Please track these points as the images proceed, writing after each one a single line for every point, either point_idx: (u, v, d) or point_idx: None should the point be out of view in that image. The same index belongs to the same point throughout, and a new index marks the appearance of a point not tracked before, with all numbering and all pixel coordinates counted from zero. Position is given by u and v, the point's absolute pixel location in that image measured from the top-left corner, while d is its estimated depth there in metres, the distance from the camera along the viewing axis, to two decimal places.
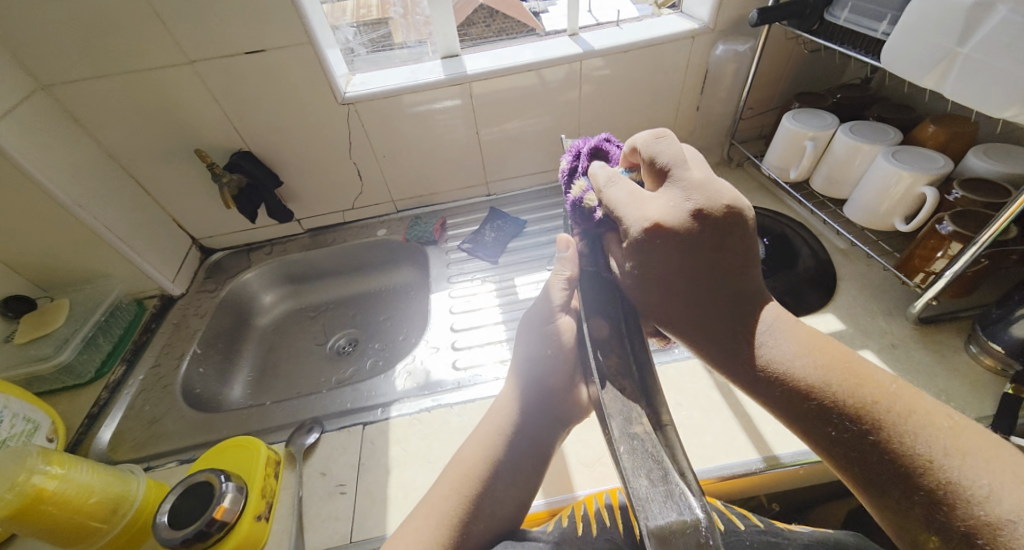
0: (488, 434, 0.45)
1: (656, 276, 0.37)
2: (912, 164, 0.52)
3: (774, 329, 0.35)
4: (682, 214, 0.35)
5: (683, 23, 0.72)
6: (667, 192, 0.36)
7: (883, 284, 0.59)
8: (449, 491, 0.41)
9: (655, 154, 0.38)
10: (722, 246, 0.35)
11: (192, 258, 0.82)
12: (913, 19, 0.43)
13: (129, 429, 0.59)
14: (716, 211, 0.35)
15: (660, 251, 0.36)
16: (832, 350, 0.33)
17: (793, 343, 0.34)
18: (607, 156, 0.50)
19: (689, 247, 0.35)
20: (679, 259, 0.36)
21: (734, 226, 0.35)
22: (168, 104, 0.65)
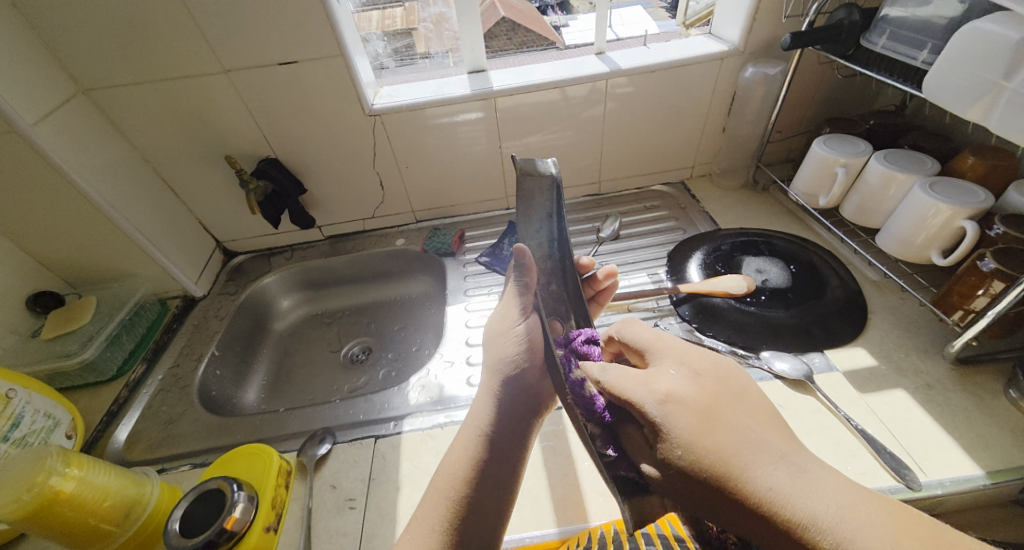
0: (470, 436, 0.44)
1: (694, 471, 0.31)
2: (950, 196, 0.50)
3: (831, 498, 0.29)
4: (687, 384, 0.35)
5: (712, 44, 0.72)
6: (663, 367, 0.37)
7: (917, 319, 0.57)
8: (439, 497, 0.40)
9: (633, 340, 0.41)
10: (736, 411, 0.34)
11: (215, 260, 0.84)
12: (958, 49, 0.42)
13: (145, 429, 0.60)
14: (707, 369, 0.37)
15: (684, 422, 0.33)
16: (907, 521, 0.28)
17: (860, 520, 0.28)
18: (552, 174, 0.49)
19: (712, 421, 0.33)
20: (708, 434, 0.32)
21: (733, 386, 0.36)
22: (202, 110, 0.67)
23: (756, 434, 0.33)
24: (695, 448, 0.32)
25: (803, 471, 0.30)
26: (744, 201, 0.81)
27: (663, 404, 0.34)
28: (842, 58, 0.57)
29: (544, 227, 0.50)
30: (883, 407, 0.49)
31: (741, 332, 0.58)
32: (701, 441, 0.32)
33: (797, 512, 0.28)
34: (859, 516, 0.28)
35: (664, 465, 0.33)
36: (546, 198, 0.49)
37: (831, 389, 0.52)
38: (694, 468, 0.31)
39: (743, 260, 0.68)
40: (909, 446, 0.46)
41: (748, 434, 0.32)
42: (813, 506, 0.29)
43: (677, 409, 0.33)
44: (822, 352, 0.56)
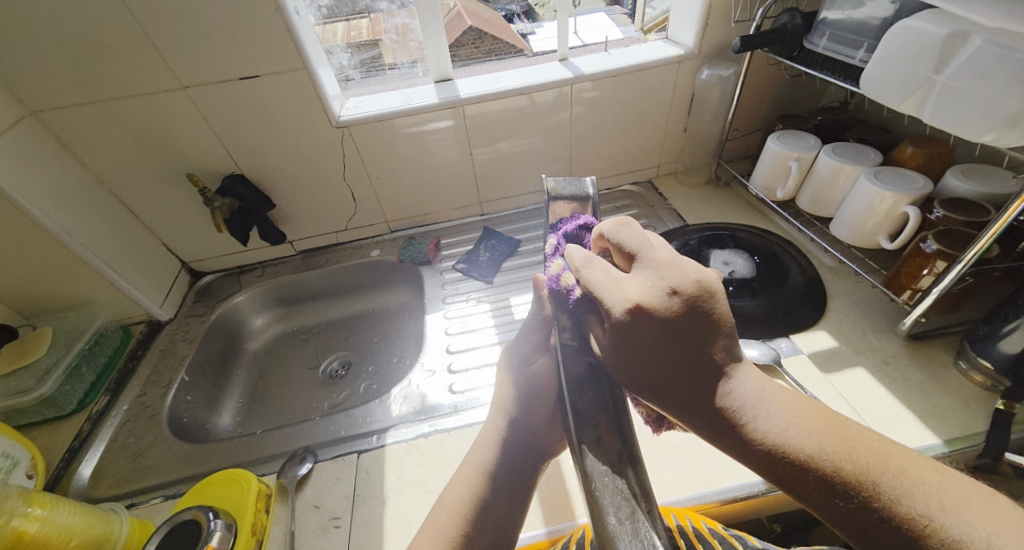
0: (472, 472, 0.42)
1: (636, 358, 0.33)
2: (893, 184, 0.54)
3: (767, 400, 0.32)
4: (661, 295, 0.33)
5: (669, 48, 0.75)
6: (640, 273, 0.35)
7: (872, 301, 0.60)
8: (436, 532, 0.38)
9: (625, 240, 0.37)
10: (704, 321, 0.33)
11: (180, 282, 0.81)
12: (890, 47, 0.45)
13: (112, 463, 0.57)
14: (690, 289, 0.33)
15: (638, 336, 0.33)
16: (816, 413, 0.32)
17: (780, 407, 0.32)
18: (590, 195, 0.50)
19: (673, 331, 0.32)
20: (659, 339, 0.33)
21: (713, 297, 0.33)
22: (160, 129, 0.65)
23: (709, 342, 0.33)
24: (643, 343, 0.33)
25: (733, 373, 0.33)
26: (709, 197, 0.84)
27: (632, 312, 0.33)
28: (788, 59, 0.60)
29: None
30: (846, 385, 0.52)
31: None
32: (658, 345, 0.33)
33: (730, 406, 0.32)
34: (783, 409, 0.32)
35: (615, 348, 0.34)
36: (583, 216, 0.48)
37: (798, 372, 0.54)
38: (640, 355, 0.33)
39: (711, 254, 0.70)
40: (871, 421, 0.49)
41: (702, 346, 0.33)
42: (741, 397, 0.32)
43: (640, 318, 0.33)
44: (788, 337, 0.58)
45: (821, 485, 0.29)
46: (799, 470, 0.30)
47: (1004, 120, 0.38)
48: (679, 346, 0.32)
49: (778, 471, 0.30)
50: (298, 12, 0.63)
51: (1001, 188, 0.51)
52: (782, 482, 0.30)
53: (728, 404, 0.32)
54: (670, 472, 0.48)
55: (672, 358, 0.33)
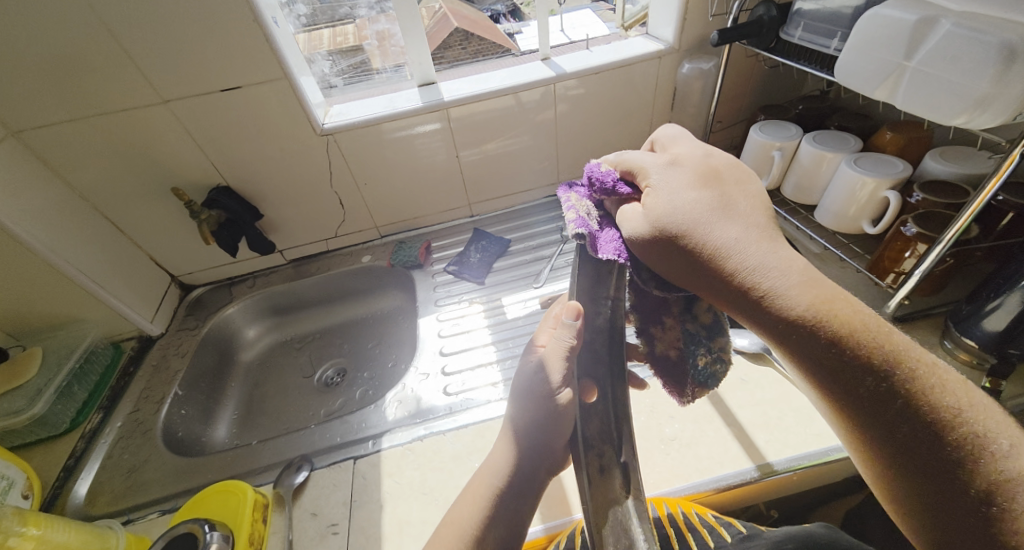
0: (482, 492, 0.40)
1: (676, 222, 0.32)
2: (874, 170, 0.54)
3: (800, 280, 0.29)
4: (697, 161, 0.35)
5: (650, 44, 0.75)
6: (680, 147, 0.37)
7: (857, 285, 0.61)
8: None
9: (664, 134, 0.40)
10: (736, 192, 0.33)
11: (171, 296, 0.81)
12: (862, 35, 0.46)
13: (107, 480, 0.57)
14: (725, 162, 0.35)
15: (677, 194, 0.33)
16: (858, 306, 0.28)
17: (816, 286, 0.29)
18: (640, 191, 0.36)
19: (705, 191, 0.33)
20: (698, 201, 0.32)
21: (745, 175, 0.35)
22: (142, 143, 0.64)
23: (738, 213, 0.32)
24: (678, 196, 0.33)
25: (770, 250, 0.30)
26: None
27: (665, 173, 0.34)
28: (766, 51, 0.61)
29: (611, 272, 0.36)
30: None
31: None
32: (686, 204, 0.32)
33: (761, 282, 0.29)
34: (816, 291, 0.28)
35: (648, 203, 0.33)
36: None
37: None
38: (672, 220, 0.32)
39: None
40: None
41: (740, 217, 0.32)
42: (777, 276, 0.29)
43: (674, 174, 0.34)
44: None
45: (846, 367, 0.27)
46: (830, 343, 0.27)
47: (972, 102, 0.39)
48: (716, 198, 0.33)
49: (807, 347, 0.28)
50: (277, 22, 0.63)
51: (979, 169, 0.52)
52: (810, 363, 0.28)
53: (761, 282, 0.29)
54: (664, 463, 0.49)
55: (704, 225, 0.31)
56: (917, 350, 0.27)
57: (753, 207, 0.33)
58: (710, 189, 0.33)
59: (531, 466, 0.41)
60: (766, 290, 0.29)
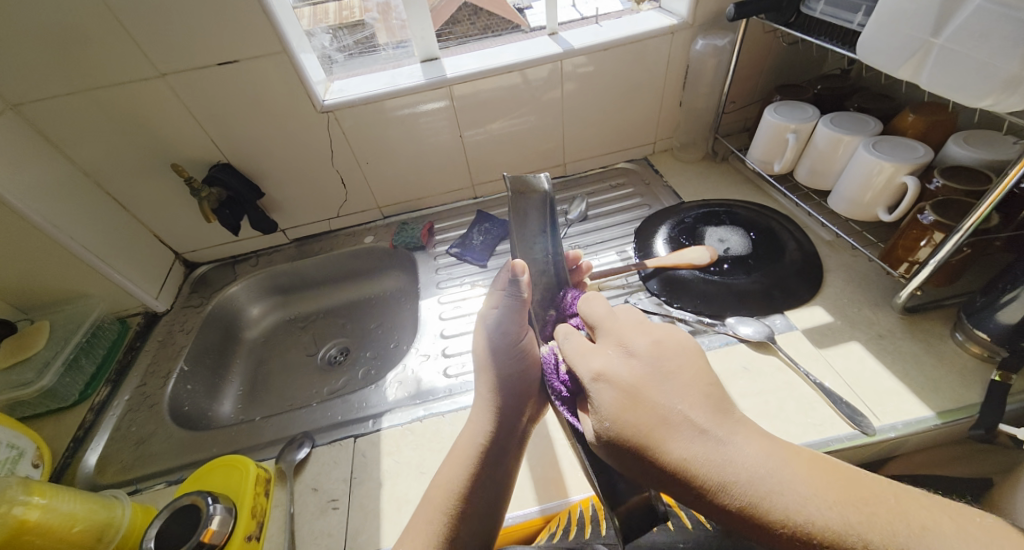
0: (467, 449, 0.43)
1: (631, 439, 0.32)
2: (892, 154, 0.52)
3: (767, 472, 0.28)
4: (622, 362, 0.36)
5: (662, 18, 0.72)
6: (604, 343, 0.38)
7: (869, 274, 0.60)
8: (436, 512, 0.39)
9: (586, 314, 0.43)
10: (670, 383, 0.34)
11: (175, 273, 0.81)
12: (886, 10, 0.43)
13: (116, 451, 0.58)
14: (649, 352, 0.36)
15: (616, 407, 0.33)
16: (821, 471, 0.28)
17: (782, 472, 0.28)
18: (545, 189, 0.55)
19: (639, 395, 0.34)
20: (644, 408, 0.33)
21: (678, 359, 0.36)
22: (142, 118, 0.64)
23: (683, 405, 0.32)
24: (623, 413, 0.33)
25: (726, 438, 0.30)
26: (705, 173, 0.82)
27: (596, 380, 0.36)
28: (784, 27, 0.58)
29: (539, 240, 0.54)
30: (840, 360, 0.52)
31: (706, 302, 0.60)
32: (630, 413, 0.33)
33: (735, 486, 0.28)
34: (784, 474, 0.28)
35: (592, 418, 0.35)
36: (539, 215, 0.54)
37: (792, 348, 0.54)
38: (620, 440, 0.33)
39: (706, 231, 0.69)
40: (864, 395, 0.48)
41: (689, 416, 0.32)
42: (741, 467, 0.29)
43: (608, 384, 0.35)
44: (783, 313, 0.58)
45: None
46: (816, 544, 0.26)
47: (1000, 83, 0.37)
48: (655, 410, 0.33)
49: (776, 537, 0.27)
50: None
51: (1004, 154, 0.50)
52: None
53: (733, 483, 0.28)
54: None
55: (660, 434, 0.31)
56: (900, 506, 0.26)
57: (695, 386, 0.34)
58: (642, 395, 0.34)
59: (513, 420, 0.44)
60: (737, 490, 0.28)
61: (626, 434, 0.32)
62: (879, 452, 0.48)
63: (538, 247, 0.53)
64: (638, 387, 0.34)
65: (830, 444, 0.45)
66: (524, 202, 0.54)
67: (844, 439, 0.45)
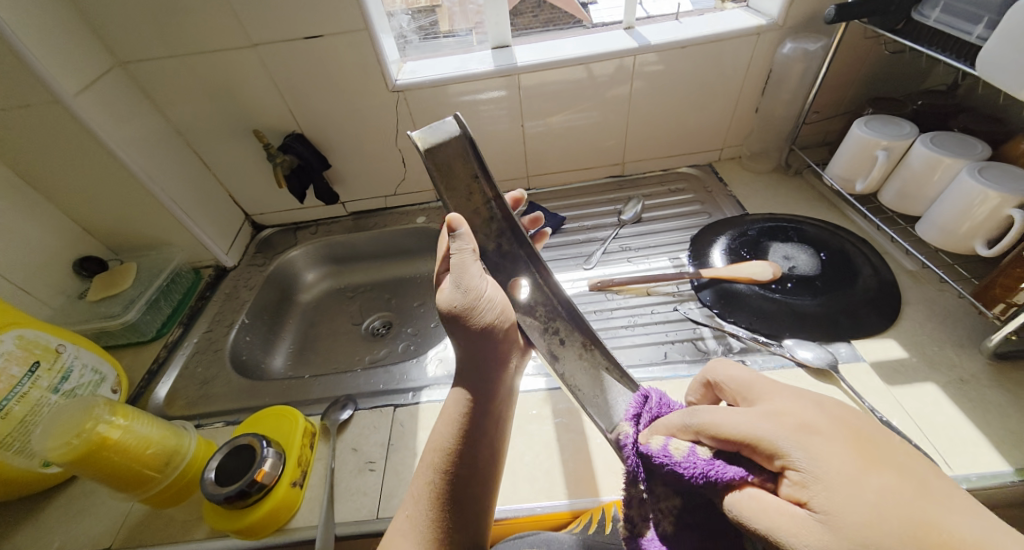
0: (455, 410, 0.42)
1: (897, 520, 0.24)
2: (1001, 182, 0.47)
3: None
4: (820, 412, 0.30)
5: (749, 18, 0.69)
6: (775, 396, 0.32)
7: (955, 312, 0.55)
8: (431, 471, 0.40)
9: (725, 379, 0.36)
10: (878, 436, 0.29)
11: (244, 233, 0.87)
12: (1012, 24, 0.39)
13: (181, 388, 0.64)
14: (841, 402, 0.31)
15: (844, 484, 0.26)
16: None
17: None
18: (457, 132, 0.45)
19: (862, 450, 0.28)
20: (890, 490, 0.26)
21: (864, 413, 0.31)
22: (234, 84, 0.68)
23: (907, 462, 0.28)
24: (868, 479, 0.26)
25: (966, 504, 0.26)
26: (775, 185, 0.78)
27: (805, 433, 0.28)
28: (890, 33, 0.54)
29: (473, 191, 0.47)
30: (910, 399, 0.48)
31: (763, 319, 0.57)
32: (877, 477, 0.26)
33: None
34: None
35: (821, 511, 0.26)
36: (462, 166, 0.46)
37: (855, 380, 0.51)
38: (865, 533, 0.24)
39: (770, 246, 0.66)
40: (934, 439, 0.45)
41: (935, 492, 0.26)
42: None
43: (819, 441, 0.28)
44: (849, 342, 0.54)
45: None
46: None
47: None
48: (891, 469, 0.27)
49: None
50: None
51: None
52: None
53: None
54: None
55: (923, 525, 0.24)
56: None
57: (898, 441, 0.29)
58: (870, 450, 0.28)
59: (496, 374, 0.44)
60: None
61: (872, 525, 0.24)
62: None
63: (477, 197, 0.48)
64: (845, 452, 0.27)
65: None
66: (446, 156, 0.45)
67: None
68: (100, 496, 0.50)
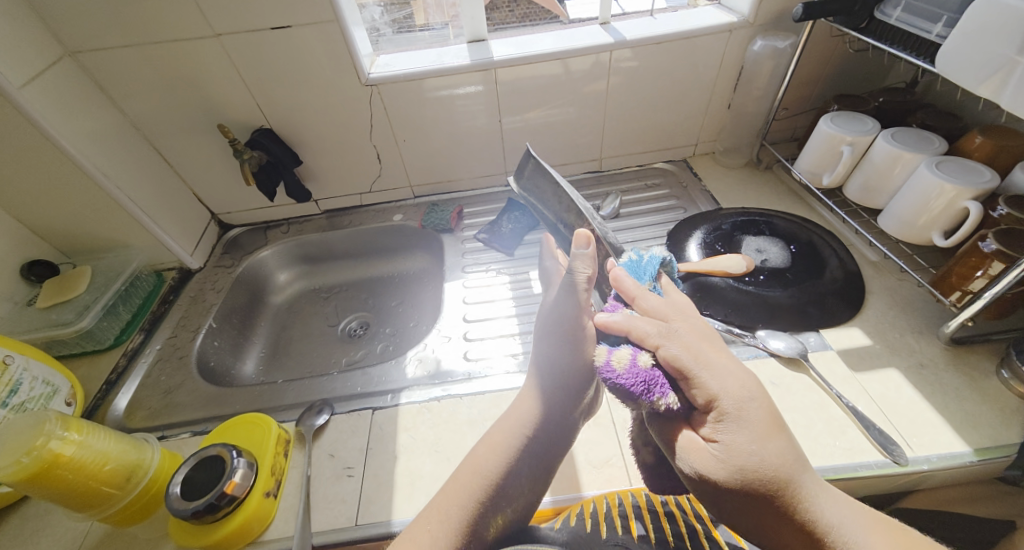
0: (505, 438, 0.42)
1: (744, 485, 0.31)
2: (956, 176, 0.50)
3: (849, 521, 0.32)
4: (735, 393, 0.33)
5: (722, 15, 0.70)
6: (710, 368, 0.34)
7: (914, 301, 0.57)
8: (460, 497, 0.39)
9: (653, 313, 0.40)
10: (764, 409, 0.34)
11: (210, 233, 0.83)
12: (973, 23, 0.40)
13: (145, 398, 0.60)
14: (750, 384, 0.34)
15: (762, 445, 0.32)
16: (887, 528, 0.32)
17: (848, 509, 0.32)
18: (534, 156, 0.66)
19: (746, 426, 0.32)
20: (783, 459, 0.32)
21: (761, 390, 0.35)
22: (195, 76, 0.65)
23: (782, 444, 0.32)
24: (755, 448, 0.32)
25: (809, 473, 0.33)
26: (747, 180, 0.79)
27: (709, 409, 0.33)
28: (855, 31, 0.56)
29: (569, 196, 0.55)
30: (875, 386, 0.50)
31: (737, 311, 0.58)
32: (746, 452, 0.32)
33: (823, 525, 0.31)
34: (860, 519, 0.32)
35: (720, 458, 0.32)
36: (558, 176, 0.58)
37: (825, 368, 0.52)
38: (755, 469, 0.31)
39: (743, 240, 0.67)
40: (897, 423, 0.47)
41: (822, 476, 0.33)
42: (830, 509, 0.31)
43: (752, 408, 0.33)
44: (818, 332, 0.56)
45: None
46: None
47: None
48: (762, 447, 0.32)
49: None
50: None
51: None
52: None
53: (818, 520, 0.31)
54: None
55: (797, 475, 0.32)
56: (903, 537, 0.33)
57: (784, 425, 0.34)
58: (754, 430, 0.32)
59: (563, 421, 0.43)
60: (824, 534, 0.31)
61: (767, 464, 0.31)
62: (907, 483, 0.46)
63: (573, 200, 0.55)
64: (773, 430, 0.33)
65: (857, 469, 0.44)
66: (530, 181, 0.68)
67: (872, 467, 0.44)
68: (54, 516, 0.47)
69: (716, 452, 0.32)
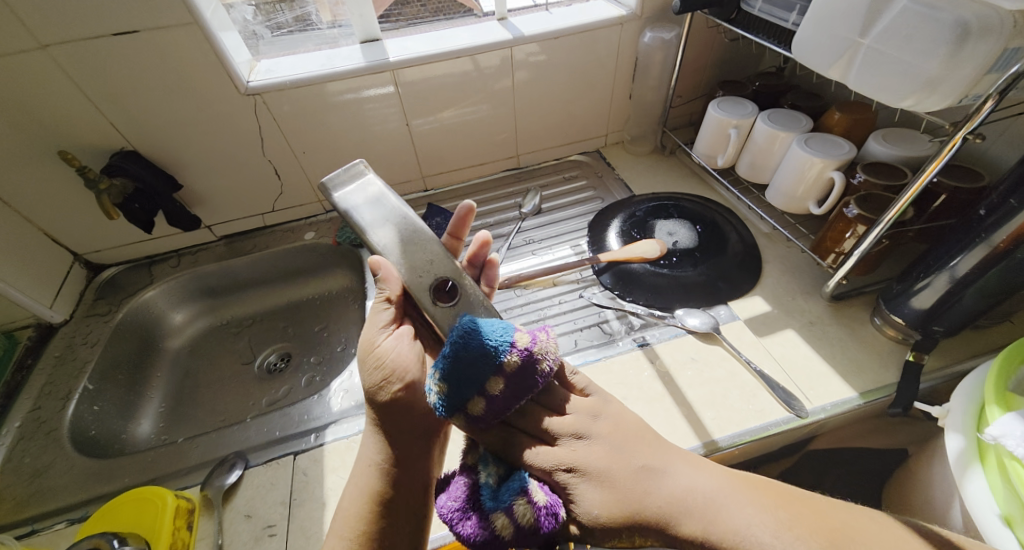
0: (365, 468, 0.38)
1: (597, 464, 0.34)
2: (821, 150, 0.55)
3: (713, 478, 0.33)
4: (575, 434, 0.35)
5: (612, 8, 0.72)
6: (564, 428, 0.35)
7: (802, 264, 0.63)
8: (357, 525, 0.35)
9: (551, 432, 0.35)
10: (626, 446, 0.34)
11: (75, 278, 0.71)
12: (820, 11, 0.44)
13: (4, 488, 0.50)
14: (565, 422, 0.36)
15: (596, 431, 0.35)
16: (761, 489, 0.33)
17: (708, 473, 0.34)
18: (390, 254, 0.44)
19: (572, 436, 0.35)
20: (632, 435, 0.36)
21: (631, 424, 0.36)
22: (17, 94, 0.54)
23: (639, 453, 0.34)
24: (606, 437, 0.35)
25: (662, 467, 0.34)
26: (654, 166, 0.83)
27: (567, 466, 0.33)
28: (727, 22, 0.59)
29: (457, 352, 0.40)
30: (777, 347, 0.54)
31: (658, 295, 0.60)
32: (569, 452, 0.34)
33: (684, 481, 0.33)
34: (731, 491, 0.33)
35: (598, 444, 0.35)
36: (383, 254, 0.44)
37: (734, 337, 0.56)
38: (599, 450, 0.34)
39: (656, 224, 0.70)
40: (796, 380, 0.51)
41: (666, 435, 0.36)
42: (692, 478, 0.33)
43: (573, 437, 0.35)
44: (727, 304, 0.59)
45: (773, 519, 0.31)
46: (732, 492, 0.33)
47: (921, 84, 0.38)
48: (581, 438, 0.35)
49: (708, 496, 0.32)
50: None
51: (919, 152, 0.52)
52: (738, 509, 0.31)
53: (689, 476, 0.33)
54: None
55: (618, 451, 0.34)
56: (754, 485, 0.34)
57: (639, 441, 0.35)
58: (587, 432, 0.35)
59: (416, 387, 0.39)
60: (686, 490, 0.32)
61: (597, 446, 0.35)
62: (812, 432, 0.51)
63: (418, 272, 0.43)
64: (603, 403, 0.38)
65: (768, 428, 0.47)
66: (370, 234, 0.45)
67: (781, 423, 0.47)
68: None
69: (578, 449, 0.34)
